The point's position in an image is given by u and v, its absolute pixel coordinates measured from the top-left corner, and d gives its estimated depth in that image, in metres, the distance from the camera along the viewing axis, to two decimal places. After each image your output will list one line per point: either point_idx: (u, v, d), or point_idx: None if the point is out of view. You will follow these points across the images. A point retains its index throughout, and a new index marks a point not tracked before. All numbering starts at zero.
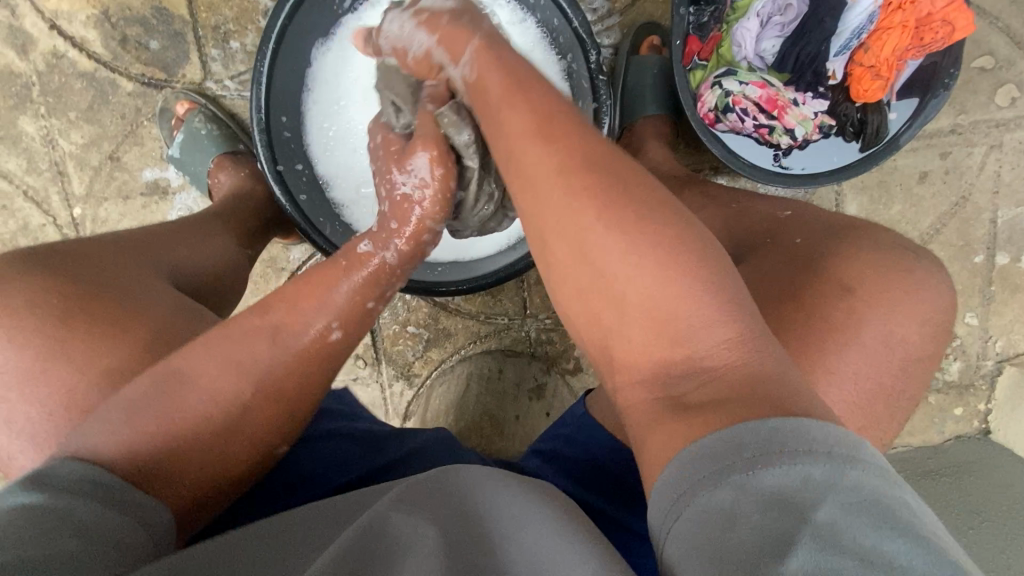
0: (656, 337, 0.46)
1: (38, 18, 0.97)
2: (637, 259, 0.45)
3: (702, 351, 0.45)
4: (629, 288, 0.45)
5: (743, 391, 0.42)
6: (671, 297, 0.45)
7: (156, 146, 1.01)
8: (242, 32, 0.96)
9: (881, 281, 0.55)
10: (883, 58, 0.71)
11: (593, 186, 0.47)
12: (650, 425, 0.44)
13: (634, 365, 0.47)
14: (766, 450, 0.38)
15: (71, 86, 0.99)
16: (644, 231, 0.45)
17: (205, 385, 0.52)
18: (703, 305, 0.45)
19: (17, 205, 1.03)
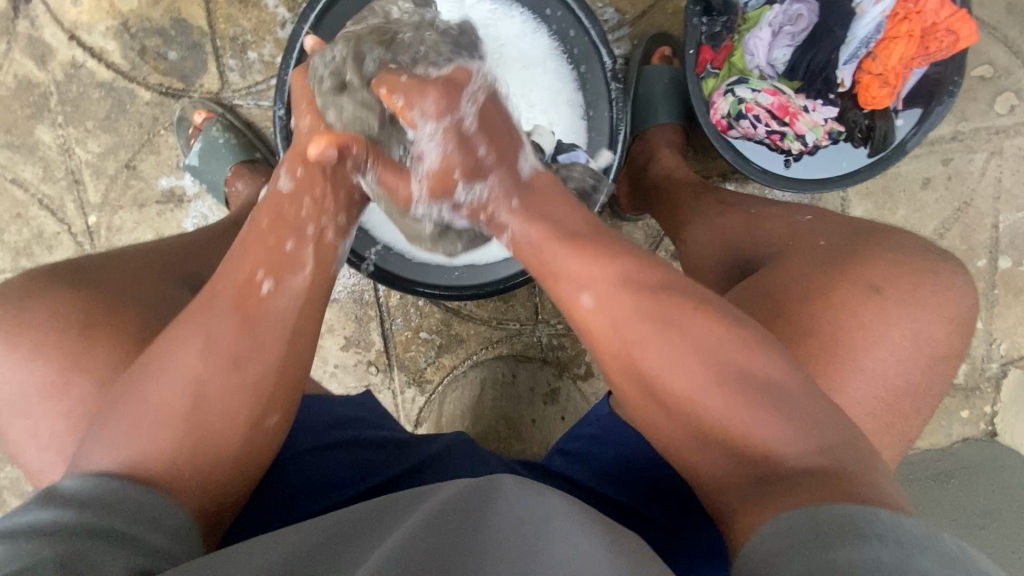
0: (741, 447, 0.47)
1: (57, 29, 0.98)
2: (712, 372, 0.47)
3: (778, 450, 0.46)
4: (709, 398, 0.47)
5: (826, 487, 0.43)
6: (753, 405, 0.46)
7: (172, 155, 1.02)
8: (260, 42, 0.98)
9: (904, 280, 0.57)
10: (891, 66, 0.73)
11: (648, 309, 0.50)
12: (737, 517, 0.46)
13: (716, 473, 0.47)
14: (829, 517, 0.40)
15: (89, 96, 1.00)
16: (715, 345, 0.48)
17: (165, 380, 0.50)
18: (786, 410, 0.46)
19: (32, 213, 1.04)
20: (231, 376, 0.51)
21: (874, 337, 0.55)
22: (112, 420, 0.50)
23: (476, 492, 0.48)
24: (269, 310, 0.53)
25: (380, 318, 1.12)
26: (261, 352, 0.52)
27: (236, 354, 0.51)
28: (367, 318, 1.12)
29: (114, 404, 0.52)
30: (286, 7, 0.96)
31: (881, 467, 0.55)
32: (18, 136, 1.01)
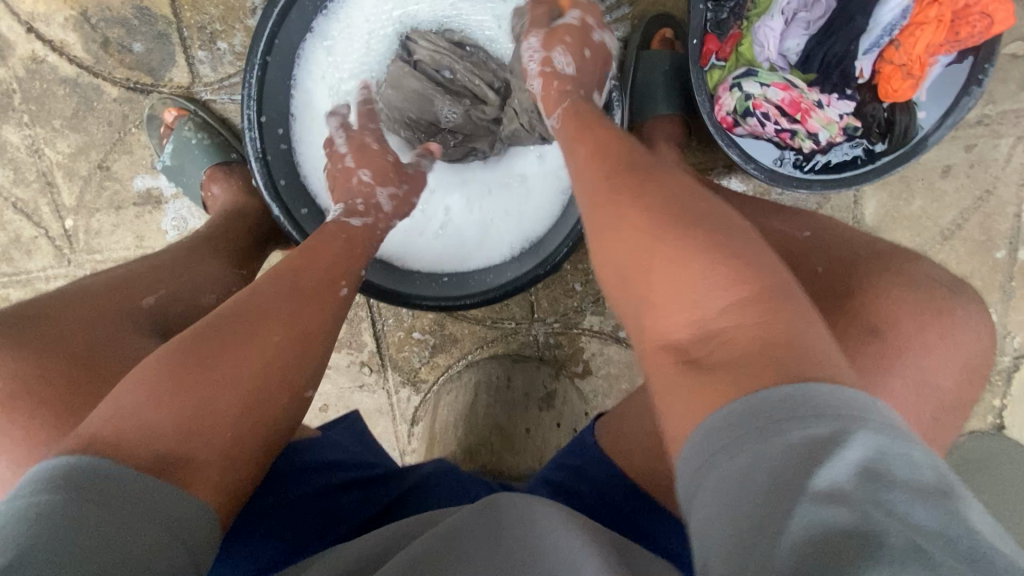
0: (699, 317, 0.42)
1: (14, 21, 0.91)
2: (680, 239, 0.44)
3: (715, 300, 0.42)
4: (673, 264, 0.44)
5: (771, 360, 0.37)
6: (706, 268, 0.42)
7: (146, 154, 0.97)
8: (230, 32, 0.91)
9: (926, 316, 0.52)
10: (916, 55, 0.66)
11: (626, 184, 0.50)
12: (671, 383, 0.41)
13: (685, 333, 0.43)
14: (788, 396, 0.35)
15: (54, 93, 0.94)
16: (682, 215, 0.46)
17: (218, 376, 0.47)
18: (744, 278, 0.41)
19: (7, 218, 1.00)
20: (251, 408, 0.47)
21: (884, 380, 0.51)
22: (143, 388, 0.45)
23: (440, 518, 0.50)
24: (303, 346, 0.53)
25: (372, 319, 1.09)
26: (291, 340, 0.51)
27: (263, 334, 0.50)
28: (358, 319, 1.09)
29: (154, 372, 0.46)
30: None
31: None
32: None
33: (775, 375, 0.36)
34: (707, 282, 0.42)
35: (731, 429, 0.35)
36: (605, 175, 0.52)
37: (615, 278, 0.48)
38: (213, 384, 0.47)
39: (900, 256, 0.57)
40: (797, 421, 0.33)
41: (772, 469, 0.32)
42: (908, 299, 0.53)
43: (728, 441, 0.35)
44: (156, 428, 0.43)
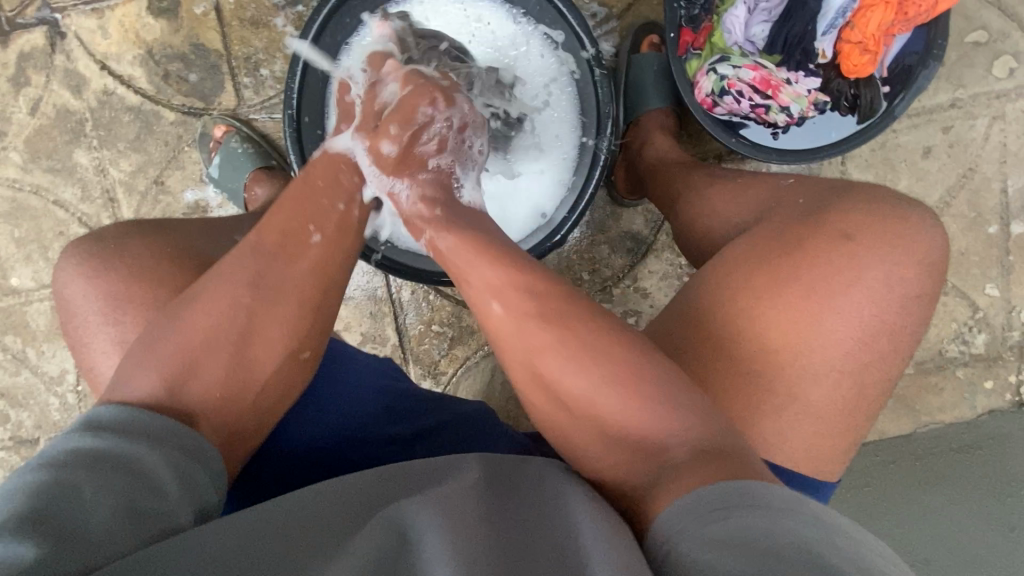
0: (620, 444, 0.51)
1: (90, 60, 1.07)
2: (584, 366, 0.52)
3: (667, 442, 0.50)
4: (587, 394, 0.51)
5: (701, 464, 0.48)
6: (617, 402, 0.51)
7: (196, 169, 1.10)
8: (272, 60, 1.05)
9: (874, 228, 0.57)
10: (869, 33, 0.75)
11: (554, 337, 0.53)
12: (641, 500, 0.49)
13: (617, 461, 0.51)
14: (725, 491, 0.45)
15: (120, 120, 1.08)
16: (590, 355, 0.52)
17: (228, 275, 0.57)
18: (650, 400, 0.51)
19: (72, 231, 1.12)
20: (274, 300, 0.57)
21: (825, 304, 0.56)
22: (147, 357, 0.53)
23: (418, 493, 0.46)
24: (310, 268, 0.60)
25: (395, 313, 1.16)
26: (290, 303, 0.58)
27: (262, 298, 0.57)
28: (381, 314, 1.17)
29: (159, 326, 0.55)
30: (294, 25, 1.04)
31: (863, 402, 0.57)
32: (59, 160, 1.10)
33: (721, 474, 0.46)
34: (640, 421, 0.51)
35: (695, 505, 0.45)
36: (525, 311, 0.54)
37: (544, 392, 0.54)
38: (206, 314, 0.55)
39: (858, 189, 0.63)
40: (748, 509, 0.43)
41: (734, 538, 0.41)
42: (869, 219, 0.58)
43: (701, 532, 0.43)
44: (154, 386, 0.51)
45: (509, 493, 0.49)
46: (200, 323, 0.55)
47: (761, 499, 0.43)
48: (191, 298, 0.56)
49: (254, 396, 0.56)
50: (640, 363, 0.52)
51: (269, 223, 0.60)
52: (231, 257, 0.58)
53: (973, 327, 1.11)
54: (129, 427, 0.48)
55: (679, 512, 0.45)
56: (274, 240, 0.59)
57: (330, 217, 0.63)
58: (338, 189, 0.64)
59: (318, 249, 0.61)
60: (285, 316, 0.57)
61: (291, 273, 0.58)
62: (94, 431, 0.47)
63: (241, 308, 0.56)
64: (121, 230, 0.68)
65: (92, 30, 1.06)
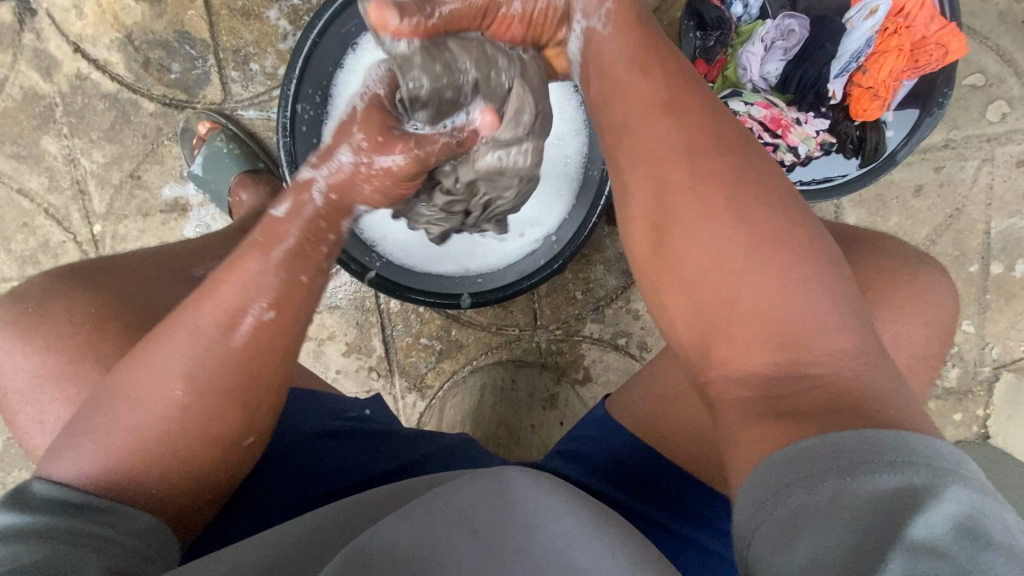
0: (768, 326, 0.47)
1: (63, 41, 0.99)
2: (737, 234, 0.49)
3: (821, 350, 0.46)
4: (743, 269, 0.48)
5: (842, 408, 0.43)
6: (777, 279, 0.47)
7: (176, 164, 1.04)
8: (262, 54, 0.99)
9: (888, 290, 0.59)
10: (881, 79, 0.76)
11: (722, 179, 0.50)
12: (740, 423, 0.46)
13: (735, 356, 0.48)
14: (833, 447, 0.40)
15: (93, 107, 1.01)
16: (766, 222, 0.48)
17: (161, 369, 0.51)
18: (821, 300, 0.46)
19: (38, 223, 1.05)
20: (203, 398, 0.51)
21: None
22: (88, 432, 0.51)
23: (414, 516, 0.44)
24: (250, 328, 0.53)
25: (382, 324, 1.13)
26: (223, 403, 0.52)
27: (200, 394, 0.51)
28: (368, 325, 1.13)
29: (96, 412, 0.52)
30: (288, 19, 0.98)
31: None
32: (24, 146, 1.03)
33: (860, 419, 0.42)
34: (779, 301, 0.47)
35: (777, 472, 0.41)
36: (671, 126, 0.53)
37: (664, 275, 0.52)
38: (142, 404, 0.51)
39: (877, 241, 0.63)
40: (844, 475, 0.38)
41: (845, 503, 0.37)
42: (883, 280, 0.59)
43: (788, 482, 0.40)
44: (90, 471, 0.49)
45: (462, 493, 0.47)
46: (137, 416, 0.51)
47: (870, 445, 0.39)
48: (126, 389, 0.52)
49: (192, 462, 0.52)
50: (792, 233, 0.48)
51: (210, 299, 0.53)
52: (160, 335, 0.52)
53: (947, 362, 1.15)
54: (62, 505, 0.47)
55: (769, 474, 0.41)
56: (215, 319, 0.52)
57: (270, 273, 0.54)
58: (276, 247, 0.55)
59: (269, 330, 0.54)
60: (218, 416, 0.52)
61: (229, 355, 0.52)
62: (24, 506, 0.46)
63: (171, 403, 0.51)
64: (54, 280, 0.64)
65: (66, 8, 0.98)
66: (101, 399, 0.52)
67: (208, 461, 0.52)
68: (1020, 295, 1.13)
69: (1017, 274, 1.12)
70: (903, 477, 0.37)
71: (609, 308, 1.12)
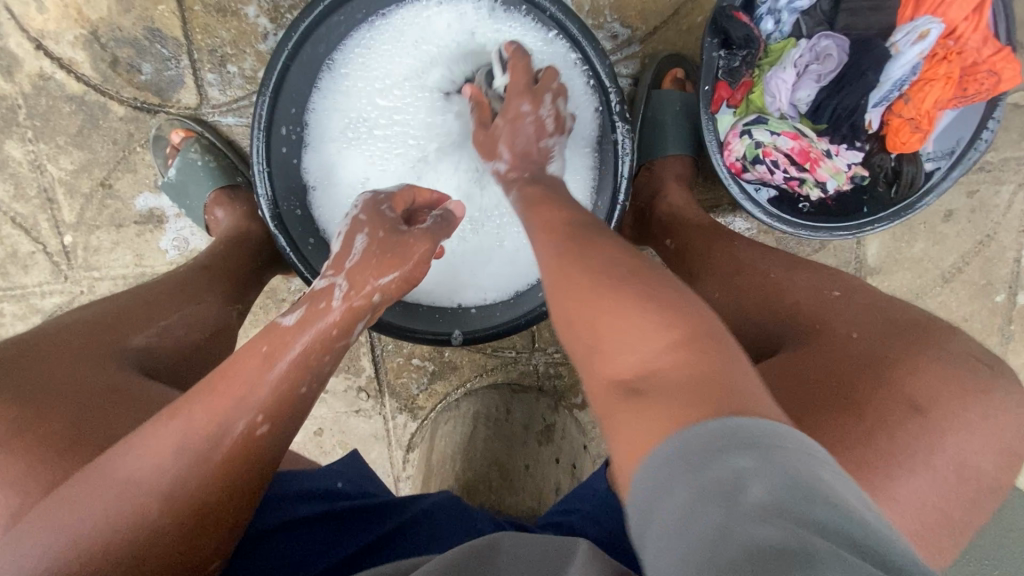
0: (632, 364, 0.43)
1: (22, 37, 0.91)
2: (593, 275, 0.48)
3: (660, 358, 0.42)
4: (602, 308, 0.46)
5: (693, 389, 0.38)
6: (623, 298, 0.45)
7: (150, 174, 0.97)
8: (240, 56, 0.91)
9: (950, 396, 0.50)
10: (924, 110, 0.68)
11: (580, 239, 0.53)
12: (616, 417, 0.41)
13: (613, 370, 0.44)
14: (685, 446, 0.35)
15: (59, 110, 0.93)
16: (603, 265, 0.49)
17: (143, 463, 0.47)
18: (657, 311, 0.43)
19: (4, 232, 0.99)
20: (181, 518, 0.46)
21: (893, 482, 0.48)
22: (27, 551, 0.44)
23: None
24: (235, 452, 0.49)
25: (371, 344, 1.08)
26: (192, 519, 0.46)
27: (172, 510, 0.46)
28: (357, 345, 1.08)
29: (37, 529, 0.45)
30: (268, 17, 0.89)
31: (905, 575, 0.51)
32: None
33: (711, 408, 0.37)
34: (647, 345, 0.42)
35: (666, 465, 0.35)
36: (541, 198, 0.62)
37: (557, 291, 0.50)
38: (96, 522, 0.45)
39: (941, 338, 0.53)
40: (716, 458, 0.34)
41: (711, 490, 0.32)
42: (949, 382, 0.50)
43: (658, 482, 0.35)
44: None
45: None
46: (92, 535, 0.44)
47: (739, 425, 0.35)
48: (81, 498, 0.46)
49: None
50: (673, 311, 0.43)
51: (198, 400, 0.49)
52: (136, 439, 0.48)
53: None
54: None
55: (647, 472, 0.36)
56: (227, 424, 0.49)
57: (266, 386, 0.51)
58: (281, 365, 0.52)
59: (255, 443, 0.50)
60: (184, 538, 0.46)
61: (214, 468, 0.48)
62: None
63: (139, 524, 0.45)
64: None
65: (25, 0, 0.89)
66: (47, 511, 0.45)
67: None
68: None
69: None
70: (750, 456, 0.33)
71: None
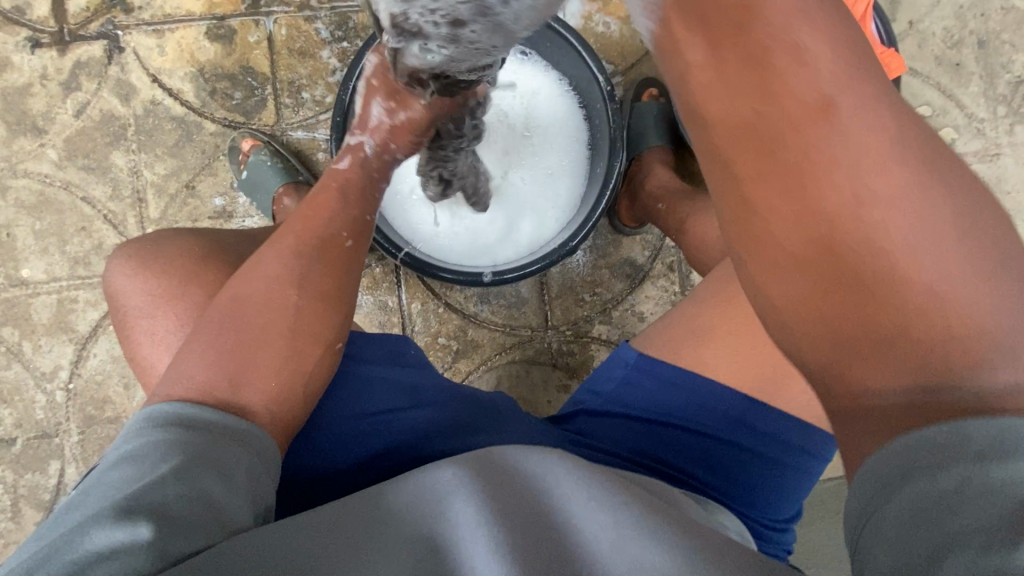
0: (840, 286, 0.45)
1: (143, 73, 1.16)
2: (846, 145, 0.45)
3: (923, 285, 0.43)
4: (842, 191, 0.45)
5: (961, 331, 0.42)
6: (879, 193, 0.44)
7: (227, 177, 1.17)
8: (313, 85, 1.17)
9: None
10: None
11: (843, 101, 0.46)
12: (864, 352, 0.45)
13: (804, 288, 0.47)
14: (941, 438, 0.40)
15: (162, 127, 1.16)
16: (882, 160, 0.44)
17: (263, 297, 0.66)
18: (898, 215, 0.43)
19: (95, 227, 1.16)
20: (305, 339, 0.65)
21: None
22: (194, 355, 0.61)
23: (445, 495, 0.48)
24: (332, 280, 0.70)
25: (403, 325, 1.20)
26: (306, 342, 0.65)
27: (291, 331, 0.65)
28: (390, 325, 1.19)
29: (194, 345, 0.62)
30: (337, 57, 1.17)
31: None
32: (95, 160, 1.16)
33: (939, 362, 0.42)
34: (916, 250, 0.43)
35: (891, 466, 0.41)
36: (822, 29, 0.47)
37: (761, 142, 0.47)
38: (246, 334, 0.63)
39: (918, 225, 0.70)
40: (966, 462, 0.38)
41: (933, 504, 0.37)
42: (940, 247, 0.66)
43: (882, 484, 0.41)
44: (202, 384, 0.59)
45: (493, 465, 0.52)
46: (242, 335, 0.63)
47: (980, 443, 0.38)
48: (229, 316, 0.64)
49: (295, 387, 0.64)
50: (990, 242, 0.44)
51: (295, 241, 0.71)
52: (257, 278, 0.67)
53: None
54: (199, 426, 0.56)
55: (862, 485, 0.42)
56: (300, 245, 0.71)
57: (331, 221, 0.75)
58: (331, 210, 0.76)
59: (336, 263, 0.72)
60: (305, 356, 0.65)
61: (314, 296, 0.68)
62: (165, 426, 0.55)
63: (273, 332, 0.64)
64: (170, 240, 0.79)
65: (150, 47, 1.17)
66: (209, 323, 0.64)
67: (292, 390, 0.63)
68: None
69: None
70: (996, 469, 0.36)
71: (615, 310, 1.20)
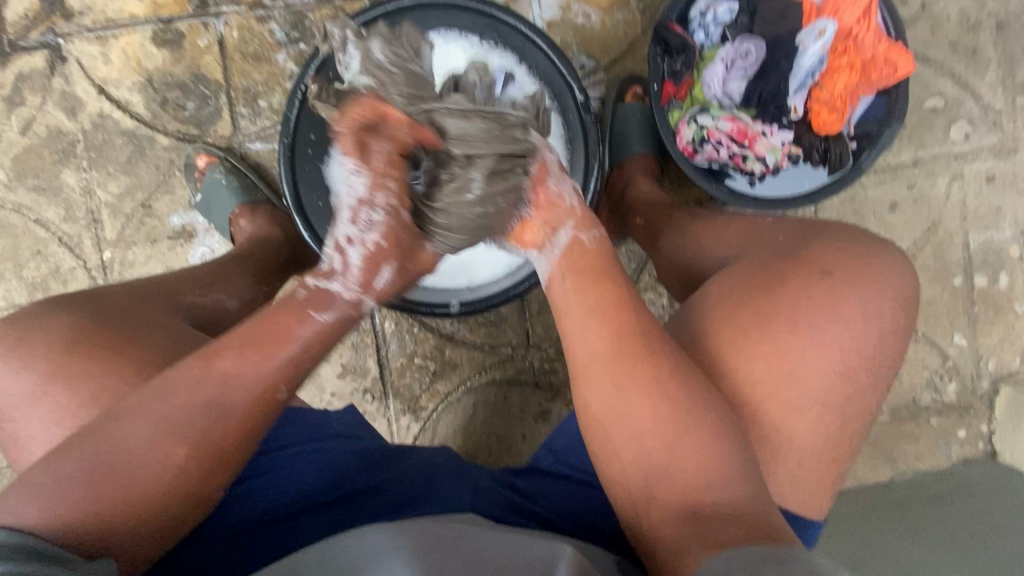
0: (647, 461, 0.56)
1: (88, 84, 1.09)
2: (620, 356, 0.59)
3: (696, 460, 0.56)
4: (625, 391, 0.58)
5: (737, 496, 0.54)
6: (646, 394, 0.58)
7: (185, 194, 1.10)
8: (270, 92, 1.08)
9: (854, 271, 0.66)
10: (837, 93, 0.82)
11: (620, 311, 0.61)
12: (670, 510, 0.55)
13: (626, 458, 0.57)
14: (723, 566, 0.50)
15: (112, 143, 1.09)
16: (653, 362, 0.59)
17: (175, 405, 0.56)
18: (659, 405, 0.57)
19: (50, 251, 1.11)
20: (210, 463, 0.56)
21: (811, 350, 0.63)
22: (72, 475, 0.53)
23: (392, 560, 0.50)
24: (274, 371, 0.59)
25: (377, 345, 1.14)
26: (204, 470, 0.56)
27: (190, 455, 0.55)
28: (364, 346, 1.14)
29: (88, 455, 0.54)
30: (293, 61, 1.08)
31: (819, 452, 0.64)
32: (45, 179, 1.10)
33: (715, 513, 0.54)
34: (669, 435, 0.57)
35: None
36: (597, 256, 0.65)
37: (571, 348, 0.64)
38: (141, 446, 0.54)
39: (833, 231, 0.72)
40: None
41: None
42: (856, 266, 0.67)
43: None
44: (72, 513, 0.51)
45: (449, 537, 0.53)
46: (133, 450, 0.54)
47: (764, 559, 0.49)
48: (131, 419, 0.56)
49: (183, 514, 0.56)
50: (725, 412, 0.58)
51: (228, 334, 0.59)
52: (179, 370, 0.58)
53: (944, 376, 1.15)
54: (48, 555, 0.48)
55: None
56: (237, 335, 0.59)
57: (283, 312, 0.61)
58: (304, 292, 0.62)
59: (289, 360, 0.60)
60: (195, 483, 0.56)
61: (249, 391, 0.58)
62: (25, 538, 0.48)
63: (177, 447, 0.55)
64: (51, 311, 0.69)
65: (94, 55, 1.08)
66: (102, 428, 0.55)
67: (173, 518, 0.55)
68: (1008, 307, 1.14)
69: (1002, 286, 1.14)
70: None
71: None
